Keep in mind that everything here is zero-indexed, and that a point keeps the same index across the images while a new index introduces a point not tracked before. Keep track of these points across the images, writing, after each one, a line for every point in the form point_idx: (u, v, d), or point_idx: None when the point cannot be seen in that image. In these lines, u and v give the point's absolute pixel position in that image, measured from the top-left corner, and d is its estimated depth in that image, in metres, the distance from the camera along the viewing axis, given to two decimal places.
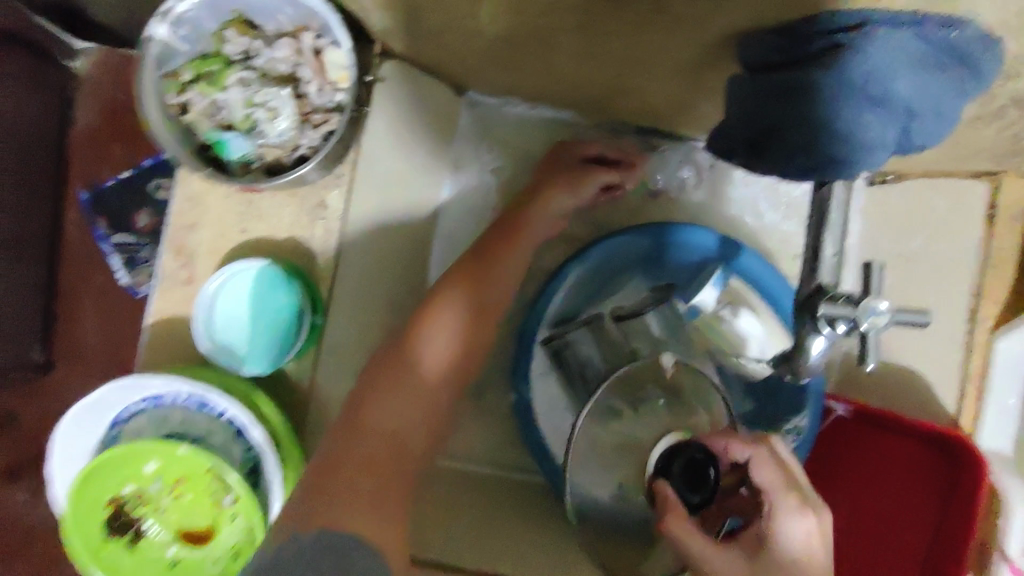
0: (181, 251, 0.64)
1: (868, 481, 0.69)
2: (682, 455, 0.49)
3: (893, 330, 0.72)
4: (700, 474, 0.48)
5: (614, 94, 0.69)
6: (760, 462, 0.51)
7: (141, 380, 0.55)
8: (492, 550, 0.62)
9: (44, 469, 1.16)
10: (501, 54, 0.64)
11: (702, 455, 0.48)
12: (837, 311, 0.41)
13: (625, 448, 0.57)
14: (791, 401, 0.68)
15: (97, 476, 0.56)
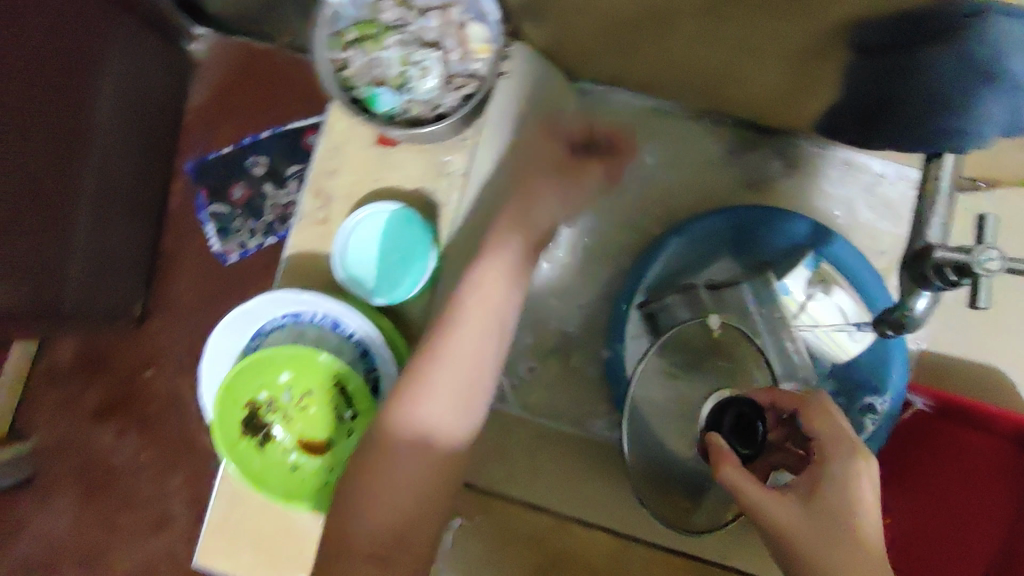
0: (321, 193, 0.73)
1: (942, 473, 0.70)
2: (732, 408, 0.62)
3: (972, 328, 0.76)
4: (748, 426, 0.60)
5: (721, 85, 0.73)
6: (811, 415, 0.54)
7: (290, 293, 0.63)
8: (573, 492, 0.66)
9: (151, 403, 1.34)
10: (621, 39, 0.70)
11: (749, 408, 0.60)
12: (950, 257, 0.43)
13: (685, 403, 0.68)
14: (871, 385, 0.70)
15: (242, 377, 0.63)
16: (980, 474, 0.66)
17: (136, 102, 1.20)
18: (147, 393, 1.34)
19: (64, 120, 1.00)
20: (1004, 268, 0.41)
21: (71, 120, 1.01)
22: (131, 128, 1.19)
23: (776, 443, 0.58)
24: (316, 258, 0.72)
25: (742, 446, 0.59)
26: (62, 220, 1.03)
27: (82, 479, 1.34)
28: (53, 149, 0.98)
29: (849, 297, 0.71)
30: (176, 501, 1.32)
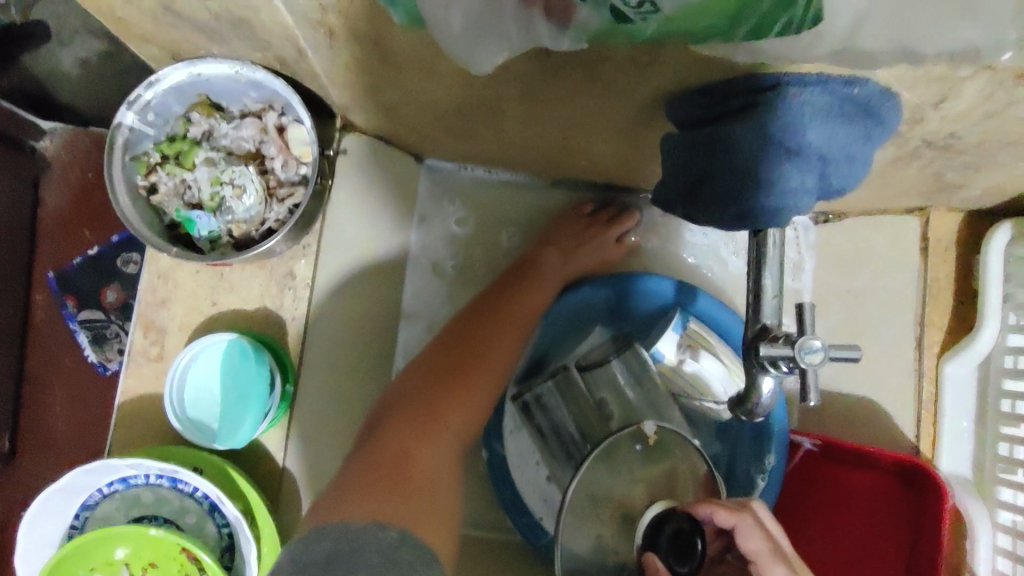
0: (151, 327, 0.66)
1: (835, 514, 0.69)
2: (670, 525, 0.53)
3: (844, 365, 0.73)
4: (686, 546, 0.52)
5: (564, 155, 0.71)
6: (746, 532, 0.55)
7: (110, 462, 0.55)
8: None
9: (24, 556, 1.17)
10: (453, 125, 0.67)
11: (689, 526, 0.53)
12: (777, 352, 0.42)
13: (600, 503, 0.60)
14: (756, 439, 0.69)
15: (64, 566, 0.55)
16: (873, 511, 0.66)
17: None
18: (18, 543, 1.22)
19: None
20: (827, 358, 0.40)
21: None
22: None
23: (715, 557, 0.60)
24: (153, 400, 0.65)
25: (679, 565, 0.52)
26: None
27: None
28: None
29: (721, 359, 0.69)
30: None
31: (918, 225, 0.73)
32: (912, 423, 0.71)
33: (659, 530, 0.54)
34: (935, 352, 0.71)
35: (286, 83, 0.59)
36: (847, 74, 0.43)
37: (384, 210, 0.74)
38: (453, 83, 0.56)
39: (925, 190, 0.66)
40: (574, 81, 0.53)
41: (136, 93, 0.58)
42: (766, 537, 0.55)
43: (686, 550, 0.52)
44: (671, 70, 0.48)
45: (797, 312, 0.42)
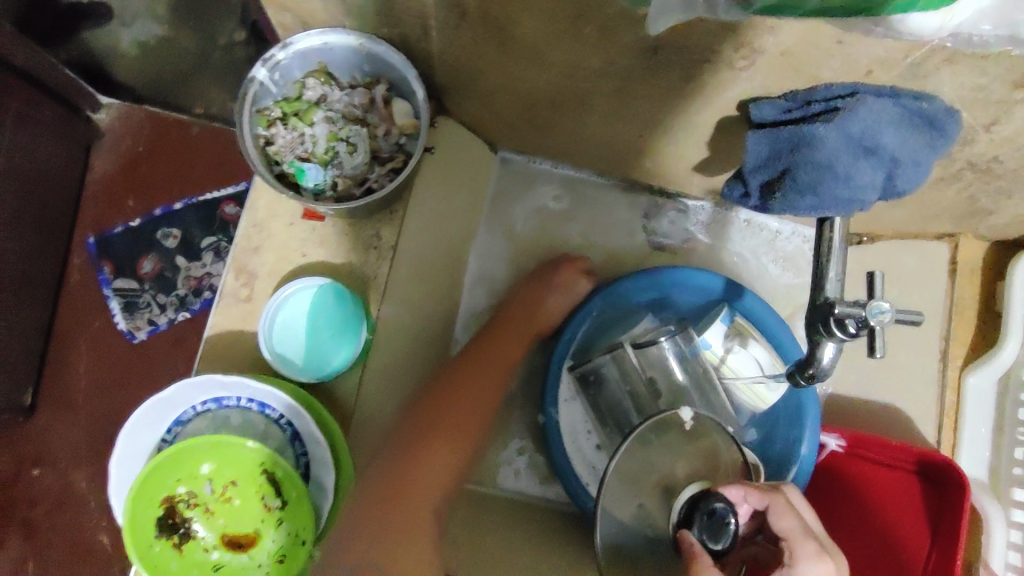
0: (242, 270, 0.70)
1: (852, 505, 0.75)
2: (703, 506, 0.54)
3: (857, 369, 0.81)
4: (720, 524, 0.54)
5: (631, 153, 0.79)
6: (778, 511, 0.58)
7: (214, 378, 0.59)
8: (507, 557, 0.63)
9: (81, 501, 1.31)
10: (539, 117, 0.74)
11: (722, 506, 0.54)
12: (848, 310, 0.48)
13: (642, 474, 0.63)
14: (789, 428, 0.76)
15: (157, 472, 0.58)
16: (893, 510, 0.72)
17: (33, 170, 1.22)
18: (30, 497, 1.31)
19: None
20: (893, 319, 0.47)
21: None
22: (19, 202, 1.21)
23: (749, 536, 0.60)
24: (241, 337, 0.69)
25: (712, 543, 0.54)
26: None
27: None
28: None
29: (763, 350, 0.75)
30: None
31: (947, 250, 0.80)
32: (935, 429, 0.77)
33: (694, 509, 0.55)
34: (958, 365, 0.79)
35: (407, 59, 0.65)
36: (917, 89, 0.51)
37: (460, 189, 0.80)
38: (554, 73, 0.63)
39: (958, 213, 0.73)
40: (666, 80, 0.61)
41: (271, 52, 0.63)
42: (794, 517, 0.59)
43: (720, 530, 0.54)
44: (760, 76, 0.56)
45: (868, 279, 0.48)
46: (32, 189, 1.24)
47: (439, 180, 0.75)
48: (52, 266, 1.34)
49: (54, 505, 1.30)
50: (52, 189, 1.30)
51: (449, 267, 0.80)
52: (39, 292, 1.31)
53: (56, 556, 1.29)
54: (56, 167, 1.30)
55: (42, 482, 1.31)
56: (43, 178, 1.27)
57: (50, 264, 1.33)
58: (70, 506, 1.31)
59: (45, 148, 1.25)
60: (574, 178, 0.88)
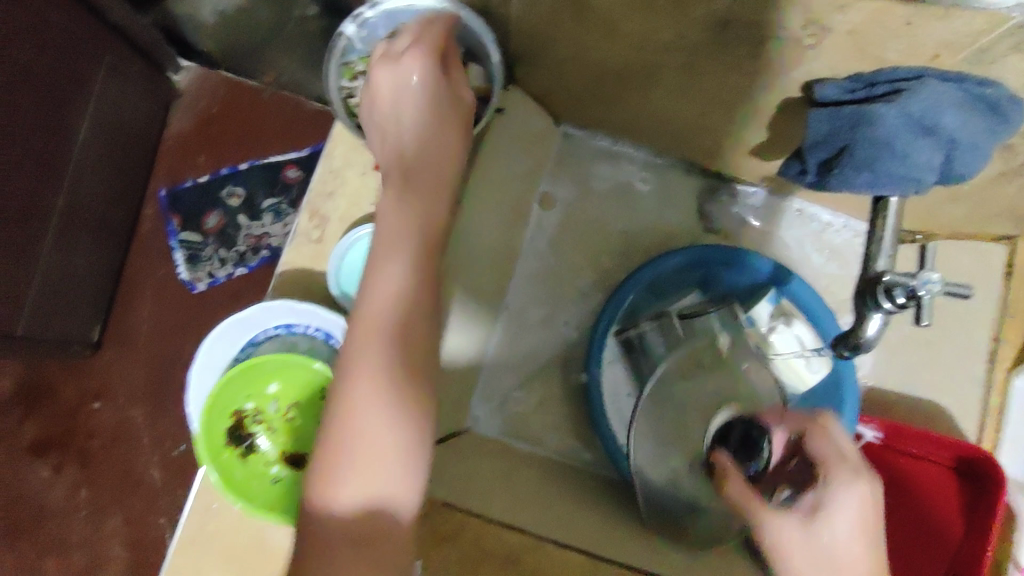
0: (316, 213, 0.75)
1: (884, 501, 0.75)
2: (738, 431, 0.64)
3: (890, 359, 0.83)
4: (752, 444, 0.62)
5: (691, 132, 0.81)
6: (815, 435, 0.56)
7: (290, 304, 0.65)
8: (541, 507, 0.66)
9: (137, 436, 1.39)
10: (604, 90, 0.77)
11: (757, 432, 0.62)
12: (897, 280, 0.50)
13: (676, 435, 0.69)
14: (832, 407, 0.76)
15: (230, 386, 0.63)
16: (927, 504, 0.73)
17: (118, 123, 1.30)
18: (90, 427, 1.40)
19: (29, 136, 1.08)
20: (944, 291, 0.48)
21: (39, 137, 1.10)
22: (107, 151, 1.29)
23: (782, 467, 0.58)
24: (309, 275, 0.74)
25: (746, 463, 0.61)
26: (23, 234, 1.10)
27: (11, 513, 1.38)
28: (24, 161, 1.08)
29: (806, 330, 0.78)
30: (158, 526, 1.36)
31: (1004, 252, 0.79)
32: (976, 425, 0.79)
33: (728, 435, 0.65)
34: (1005, 365, 0.80)
35: (485, 25, 0.68)
36: (982, 74, 0.52)
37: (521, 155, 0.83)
38: (626, 45, 0.66)
39: (1019, 213, 0.73)
40: (734, 57, 0.63)
41: (360, 9, 0.69)
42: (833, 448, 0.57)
43: (752, 451, 0.61)
44: (827, 56, 0.57)
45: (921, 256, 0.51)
46: (117, 140, 1.32)
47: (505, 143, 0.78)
48: (127, 214, 1.42)
49: (113, 437, 1.39)
50: (134, 142, 1.38)
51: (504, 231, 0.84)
52: (114, 237, 1.39)
53: (111, 484, 1.38)
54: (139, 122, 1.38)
55: (103, 415, 1.40)
56: (128, 132, 1.35)
57: (125, 212, 1.41)
58: (125, 440, 1.39)
59: (130, 102, 1.32)
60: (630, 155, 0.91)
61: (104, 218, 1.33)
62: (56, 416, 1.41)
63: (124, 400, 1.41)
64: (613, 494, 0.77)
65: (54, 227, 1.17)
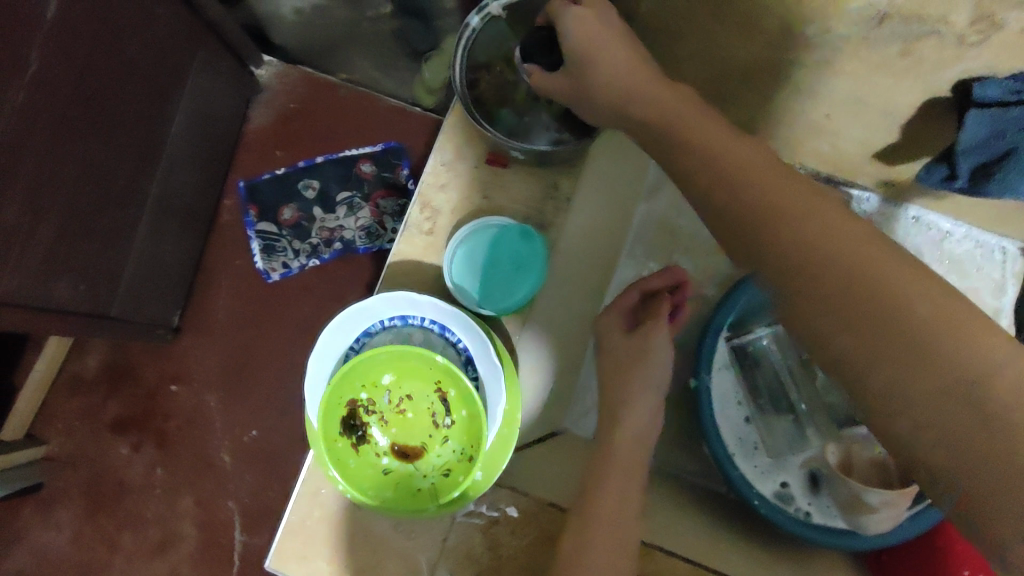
0: (427, 205, 0.75)
1: None
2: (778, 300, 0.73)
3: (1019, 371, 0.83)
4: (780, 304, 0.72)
5: (809, 134, 0.78)
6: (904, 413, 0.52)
7: (408, 295, 0.65)
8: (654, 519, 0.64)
9: (212, 419, 1.42)
10: (721, 89, 0.75)
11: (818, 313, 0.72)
12: None
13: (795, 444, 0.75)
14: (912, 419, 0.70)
15: (349, 374, 0.63)
16: None
17: (207, 116, 1.33)
18: (168, 408, 1.44)
19: (138, 127, 1.10)
20: None
21: (145, 129, 1.12)
22: (196, 143, 1.31)
23: None
24: (419, 268, 0.73)
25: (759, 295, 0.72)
26: (124, 221, 1.13)
27: (91, 488, 1.42)
28: (132, 151, 1.11)
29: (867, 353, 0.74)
30: (228, 509, 1.39)
31: None
32: None
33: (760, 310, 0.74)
34: None
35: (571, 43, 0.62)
36: None
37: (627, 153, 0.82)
38: (762, 44, 0.64)
39: None
40: (885, 54, 0.60)
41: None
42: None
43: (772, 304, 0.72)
44: (996, 54, 0.54)
45: None
46: (205, 133, 1.34)
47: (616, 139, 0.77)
48: (209, 205, 1.45)
49: (188, 418, 1.43)
50: (220, 135, 1.41)
51: None
52: (196, 227, 1.42)
53: (185, 466, 1.41)
54: (225, 116, 1.40)
55: (179, 398, 1.44)
56: (214, 125, 1.37)
57: (208, 203, 1.43)
58: (199, 422, 1.42)
59: (219, 96, 1.35)
60: None
61: (189, 208, 1.36)
62: (136, 396, 1.45)
63: (200, 384, 1.44)
64: (716, 505, 0.75)
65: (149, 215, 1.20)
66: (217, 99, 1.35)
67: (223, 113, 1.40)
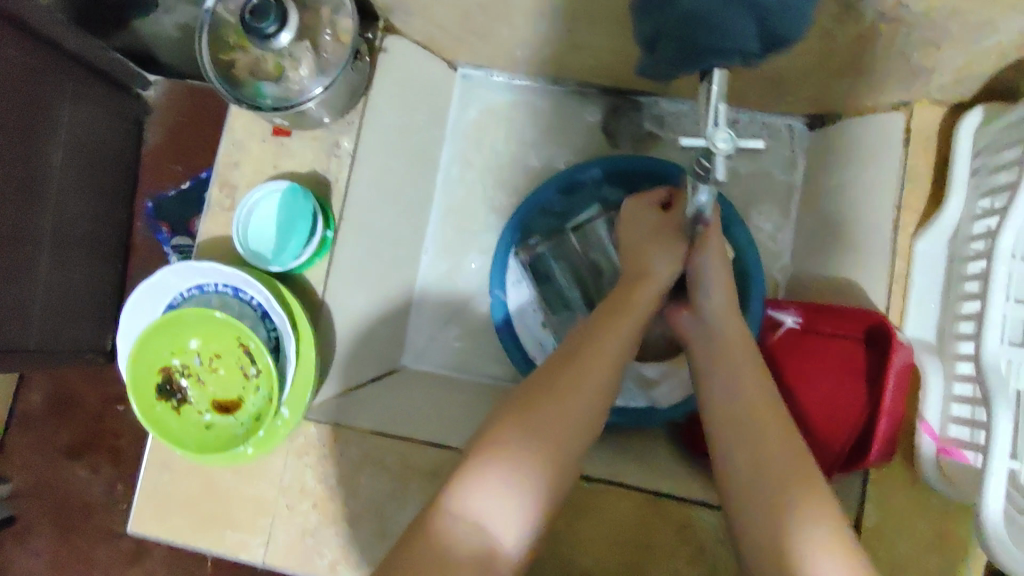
0: (225, 183, 0.79)
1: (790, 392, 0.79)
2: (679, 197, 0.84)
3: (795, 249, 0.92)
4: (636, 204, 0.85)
5: (571, 51, 0.84)
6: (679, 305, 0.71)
7: (194, 264, 0.71)
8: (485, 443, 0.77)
9: None
10: (477, 23, 0.81)
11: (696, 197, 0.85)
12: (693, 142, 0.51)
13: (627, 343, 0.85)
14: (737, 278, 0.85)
15: (152, 345, 0.70)
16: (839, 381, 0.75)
17: (92, 144, 1.26)
18: (120, 426, 1.42)
19: (16, 164, 1.05)
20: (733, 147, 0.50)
21: (26, 167, 1.07)
22: (86, 171, 1.26)
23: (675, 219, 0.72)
24: (224, 242, 0.78)
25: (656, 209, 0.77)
26: (21, 259, 1.09)
27: (60, 518, 1.38)
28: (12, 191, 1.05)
29: None
30: None
31: (902, 120, 0.77)
32: (883, 299, 0.74)
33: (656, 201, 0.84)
34: (908, 231, 0.74)
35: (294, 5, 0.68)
36: None
37: (419, 104, 0.88)
38: None
39: (897, 75, 0.74)
40: None
41: None
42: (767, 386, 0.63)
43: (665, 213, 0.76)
44: None
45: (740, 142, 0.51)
46: (95, 158, 1.29)
47: (393, 91, 0.83)
48: (116, 229, 1.41)
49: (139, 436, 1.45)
50: (110, 158, 1.34)
51: (413, 175, 0.90)
52: (105, 251, 1.38)
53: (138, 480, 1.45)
54: (115, 140, 1.35)
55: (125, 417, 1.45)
56: (103, 149, 1.31)
57: (113, 227, 1.39)
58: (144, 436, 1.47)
59: (100, 121, 1.28)
60: (532, 88, 0.96)
61: (93, 235, 1.32)
62: (86, 425, 1.41)
63: None
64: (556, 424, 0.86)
65: (46, 248, 1.15)
66: (101, 124, 1.29)
67: (110, 139, 1.34)
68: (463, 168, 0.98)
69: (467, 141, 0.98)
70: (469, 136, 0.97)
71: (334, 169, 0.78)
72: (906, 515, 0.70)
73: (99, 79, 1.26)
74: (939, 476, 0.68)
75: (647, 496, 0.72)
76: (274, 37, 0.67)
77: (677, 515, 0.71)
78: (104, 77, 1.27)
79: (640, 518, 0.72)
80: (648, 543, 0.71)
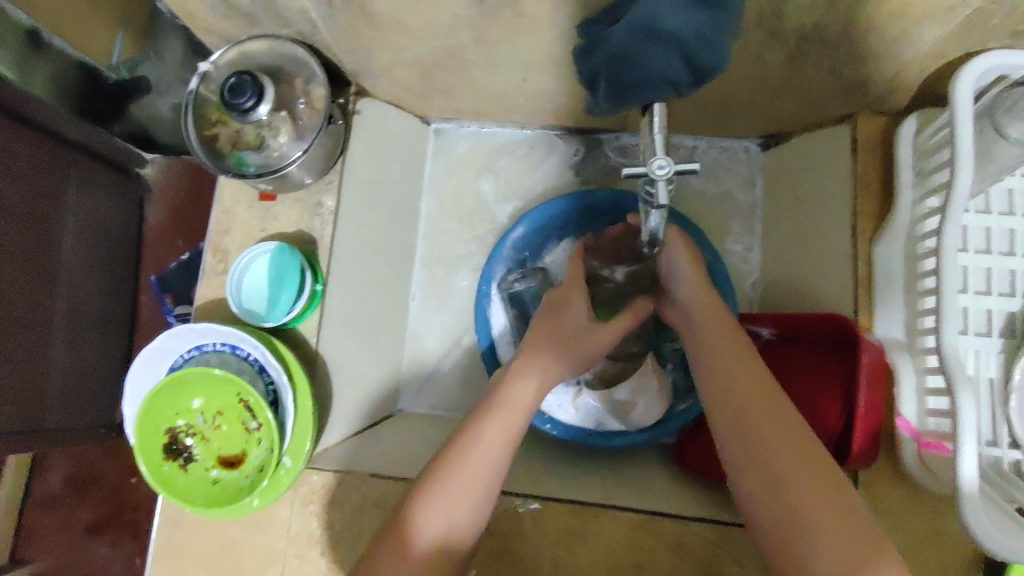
0: (217, 249, 0.84)
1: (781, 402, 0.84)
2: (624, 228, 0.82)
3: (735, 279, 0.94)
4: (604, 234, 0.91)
5: (532, 97, 0.90)
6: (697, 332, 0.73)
7: (192, 326, 0.76)
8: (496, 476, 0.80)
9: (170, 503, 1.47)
10: (439, 80, 0.87)
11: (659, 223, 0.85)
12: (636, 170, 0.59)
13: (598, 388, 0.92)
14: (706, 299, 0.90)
15: (156, 407, 0.74)
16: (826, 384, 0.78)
17: (99, 225, 1.31)
18: (138, 497, 1.40)
19: (26, 251, 1.09)
20: (672, 171, 0.58)
21: (35, 255, 1.11)
22: (94, 253, 1.30)
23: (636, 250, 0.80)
24: (220, 304, 0.82)
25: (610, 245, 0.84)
26: (33, 342, 1.12)
27: None
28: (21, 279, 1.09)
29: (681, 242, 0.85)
30: None
31: (848, 130, 0.81)
32: (851, 300, 0.77)
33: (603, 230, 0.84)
34: (868, 237, 0.77)
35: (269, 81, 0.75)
36: None
37: (394, 158, 0.94)
38: (423, 36, 0.76)
39: (831, 91, 0.80)
40: (507, 19, 0.71)
41: (202, 66, 0.79)
42: (775, 399, 0.62)
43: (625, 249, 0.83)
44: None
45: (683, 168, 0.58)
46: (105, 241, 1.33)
47: (369, 150, 0.89)
48: (125, 309, 1.44)
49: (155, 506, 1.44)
50: (119, 236, 1.38)
51: (395, 226, 0.96)
52: (117, 328, 1.40)
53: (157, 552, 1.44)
54: (122, 223, 1.40)
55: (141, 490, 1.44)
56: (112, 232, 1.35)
57: (122, 306, 1.42)
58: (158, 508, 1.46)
59: (108, 205, 1.33)
60: (499, 133, 1.03)
61: (105, 313, 1.35)
62: (107, 502, 1.39)
63: None
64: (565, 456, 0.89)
65: (59, 330, 1.19)
66: (110, 207, 1.35)
67: (117, 220, 1.38)
68: (443, 215, 1.04)
69: (447, 190, 1.04)
70: (449, 184, 1.04)
71: (319, 226, 0.83)
72: (898, 513, 0.71)
73: (106, 167, 1.32)
74: (919, 464, 0.68)
75: (645, 514, 0.73)
76: (253, 110, 0.73)
77: (672, 533, 0.72)
78: (111, 164, 1.33)
79: (634, 541, 0.72)
80: (646, 564, 0.72)
